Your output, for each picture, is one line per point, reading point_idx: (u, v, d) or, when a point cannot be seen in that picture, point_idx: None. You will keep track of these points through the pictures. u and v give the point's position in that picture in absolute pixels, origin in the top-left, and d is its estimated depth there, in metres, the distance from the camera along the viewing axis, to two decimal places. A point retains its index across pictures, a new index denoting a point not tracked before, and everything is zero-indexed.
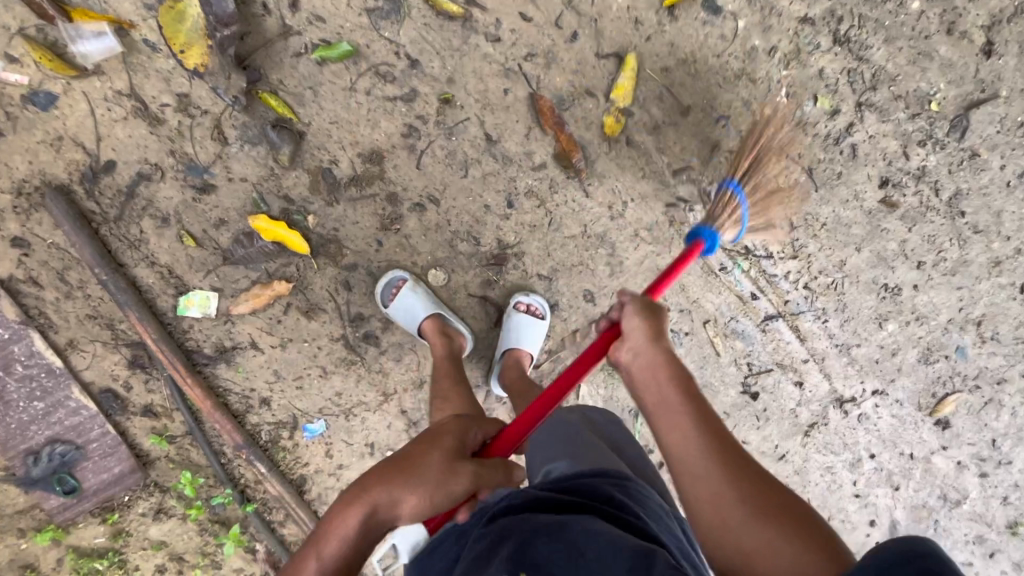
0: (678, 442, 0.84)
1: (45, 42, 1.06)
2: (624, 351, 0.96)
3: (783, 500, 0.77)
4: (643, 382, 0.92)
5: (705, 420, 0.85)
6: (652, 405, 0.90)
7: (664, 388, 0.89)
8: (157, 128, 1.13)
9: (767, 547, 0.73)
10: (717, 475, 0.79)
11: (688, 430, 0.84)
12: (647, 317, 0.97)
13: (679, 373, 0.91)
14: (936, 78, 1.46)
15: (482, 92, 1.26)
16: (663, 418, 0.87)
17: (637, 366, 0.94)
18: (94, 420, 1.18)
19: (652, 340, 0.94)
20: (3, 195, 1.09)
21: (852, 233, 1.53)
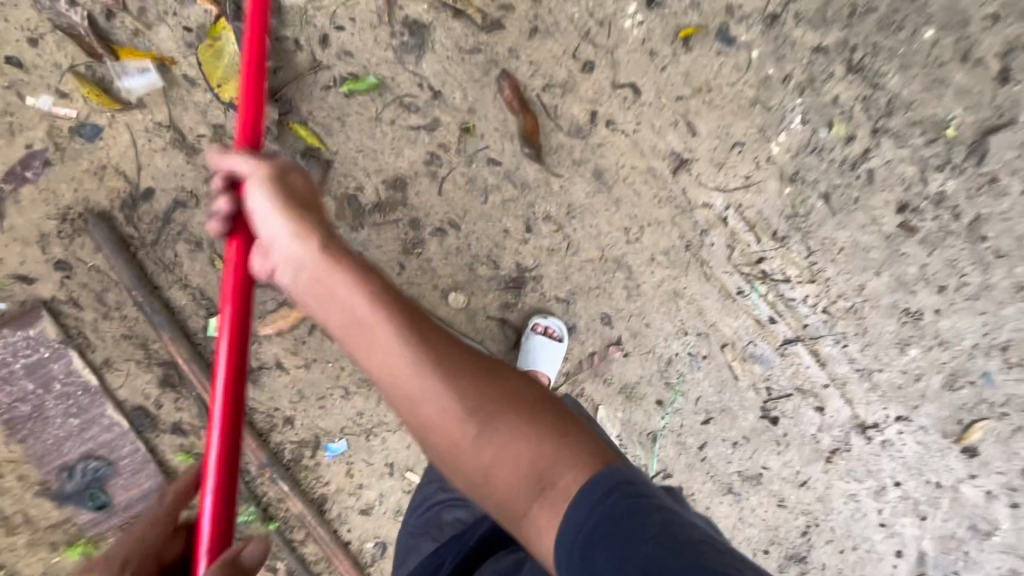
0: (392, 371, 0.78)
1: (94, 78, 1.13)
2: (279, 258, 0.91)
3: (518, 400, 0.76)
4: (315, 293, 0.88)
5: (411, 344, 0.79)
6: (352, 334, 0.83)
7: (338, 290, 0.86)
8: (193, 157, 1.19)
9: (514, 456, 0.72)
10: (465, 401, 0.75)
11: (389, 347, 0.79)
12: (272, 184, 0.92)
13: (346, 265, 0.88)
14: (952, 104, 1.48)
15: (502, 121, 1.31)
16: (365, 342, 0.82)
17: (304, 278, 0.89)
18: (125, 437, 1.22)
19: (274, 202, 0.90)
20: (49, 221, 1.14)
21: (870, 257, 1.53)
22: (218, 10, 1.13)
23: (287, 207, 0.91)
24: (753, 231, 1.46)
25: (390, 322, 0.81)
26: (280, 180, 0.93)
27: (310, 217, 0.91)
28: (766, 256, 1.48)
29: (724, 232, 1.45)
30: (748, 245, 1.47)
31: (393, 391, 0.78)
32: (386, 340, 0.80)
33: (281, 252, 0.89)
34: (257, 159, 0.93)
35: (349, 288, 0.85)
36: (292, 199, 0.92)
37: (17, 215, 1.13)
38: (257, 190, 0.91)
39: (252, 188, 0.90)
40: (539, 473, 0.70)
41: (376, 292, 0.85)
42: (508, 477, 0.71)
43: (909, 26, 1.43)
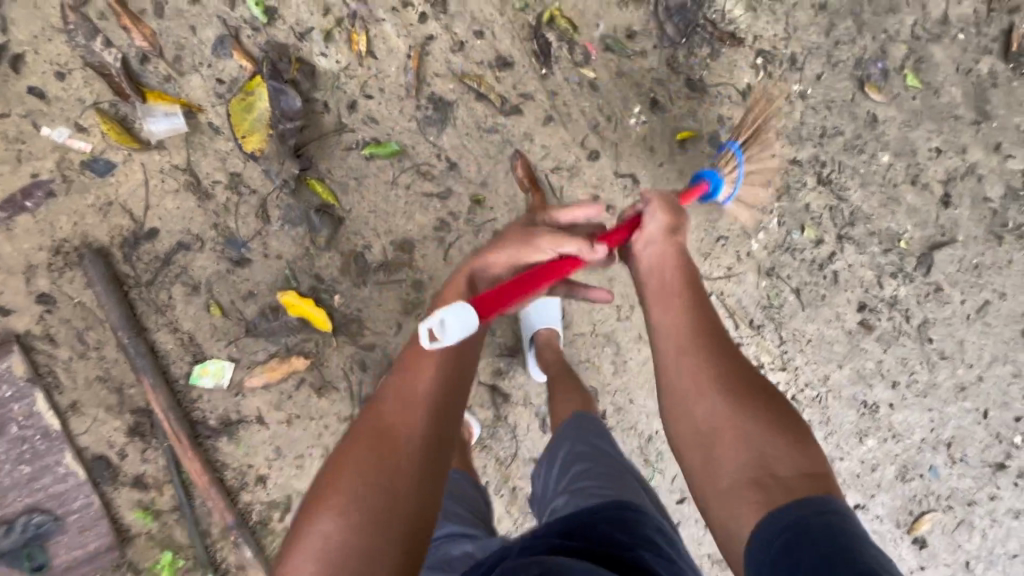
0: (676, 342, 0.94)
1: (116, 116, 1.13)
2: (647, 244, 1.09)
3: (773, 404, 0.85)
4: (654, 267, 1.06)
5: (694, 323, 0.96)
6: (655, 288, 1.04)
7: (669, 272, 1.04)
8: (205, 202, 1.19)
9: (736, 429, 0.82)
10: (709, 376, 0.88)
11: (680, 316, 0.98)
12: (668, 215, 1.09)
13: (690, 274, 1.04)
14: (903, 220, 1.67)
15: (511, 197, 1.38)
16: (661, 308, 1.01)
17: (653, 254, 1.07)
18: (80, 489, 1.13)
19: (660, 227, 1.08)
20: (40, 252, 1.10)
21: (834, 350, 1.66)
22: (254, 69, 1.19)
23: (668, 236, 1.07)
24: (731, 318, 1.57)
25: (698, 314, 0.97)
26: (668, 218, 1.10)
27: (681, 239, 1.08)
28: (743, 342, 1.59)
29: None
30: (726, 330, 1.57)
31: (663, 352, 0.95)
32: (675, 317, 0.97)
33: (650, 234, 1.08)
34: (657, 213, 1.09)
35: (674, 274, 1.04)
36: (675, 223, 1.09)
37: (8, 243, 1.09)
38: (652, 213, 1.09)
39: (648, 216, 1.09)
40: (759, 459, 0.79)
41: (696, 286, 1.02)
42: (729, 447, 0.82)
43: (869, 150, 1.63)
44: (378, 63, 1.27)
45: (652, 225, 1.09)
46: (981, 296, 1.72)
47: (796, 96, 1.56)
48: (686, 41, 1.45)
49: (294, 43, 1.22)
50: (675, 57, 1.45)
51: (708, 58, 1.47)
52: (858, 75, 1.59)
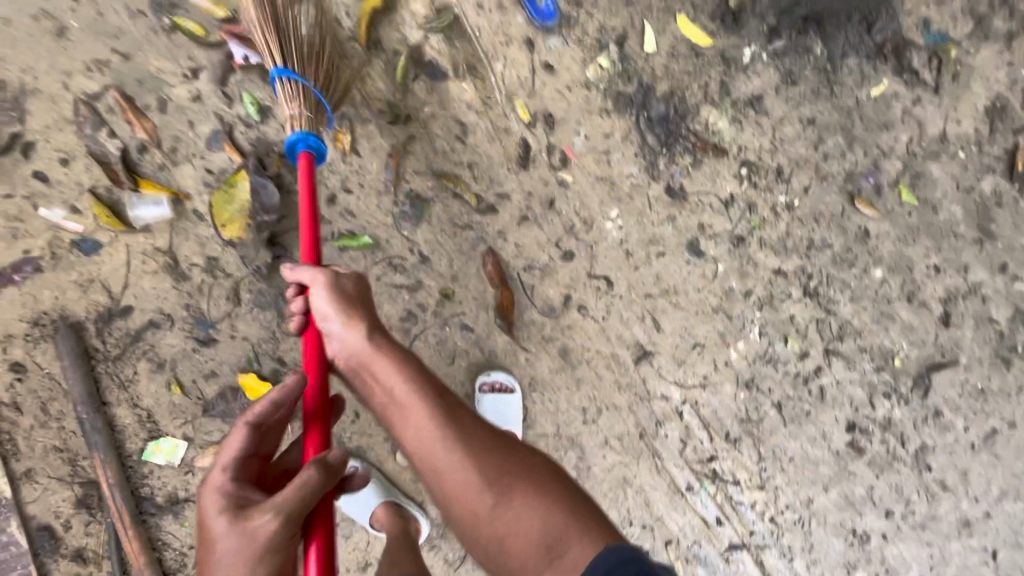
0: (421, 442, 0.93)
1: (109, 200, 1.22)
2: (336, 344, 1.04)
3: (530, 475, 0.90)
4: (357, 372, 1.03)
5: (438, 422, 0.94)
6: (377, 404, 1.00)
7: (385, 379, 0.99)
8: (181, 283, 1.24)
9: (526, 523, 0.85)
10: (489, 478, 0.89)
11: (400, 396, 0.98)
12: (334, 295, 1.05)
13: (390, 357, 1.01)
14: (898, 337, 1.59)
15: (480, 293, 1.39)
16: (397, 414, 0.97)
17: (348, 353, 1.03)
18: (19, 559, 1.15)
19: (345, 318, 1.03)
20: (20, 322, 1.17)
21: (819, 471, 1.55)
22: (242, 163, 1.27)
23: (338, 309, 1.04)
24: (706, 429, 1.50)
25: (422, 401, 0.96)
26: (335, 286, 1.06)
27: (365, 313, 1.05)
28: (718, 456, 1.51)
29: (679, 426, 1.49)
30: (700, 442, 1.50)
31: (420, 460, 0.94)
32: (423, 418, 0.94)
33: (336, 341, 1.03)
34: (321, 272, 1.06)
35: (394, 379, 0.99)
36: (360, 313, 1.05)
37: None
38: (319, 293, 1.05)
39: (314, 291, 1.05)
40: (549, 544, 0.83)
41: (410, 370, 1.00)
42: (522, 547, 0.85)
43: (860, 263, 1.58)
44: (360, 160, 1.33)
45: (322, 312, 1.04)
46: (987, 424, 1.60)
47: (782, 206, 1.54)
48: (667, 150, 1.47)
49: (282, 140, 1.30)
50: (654, 164, 1.47)
51: (689, 166, 1.49)
52: (848, 188, 1.57)
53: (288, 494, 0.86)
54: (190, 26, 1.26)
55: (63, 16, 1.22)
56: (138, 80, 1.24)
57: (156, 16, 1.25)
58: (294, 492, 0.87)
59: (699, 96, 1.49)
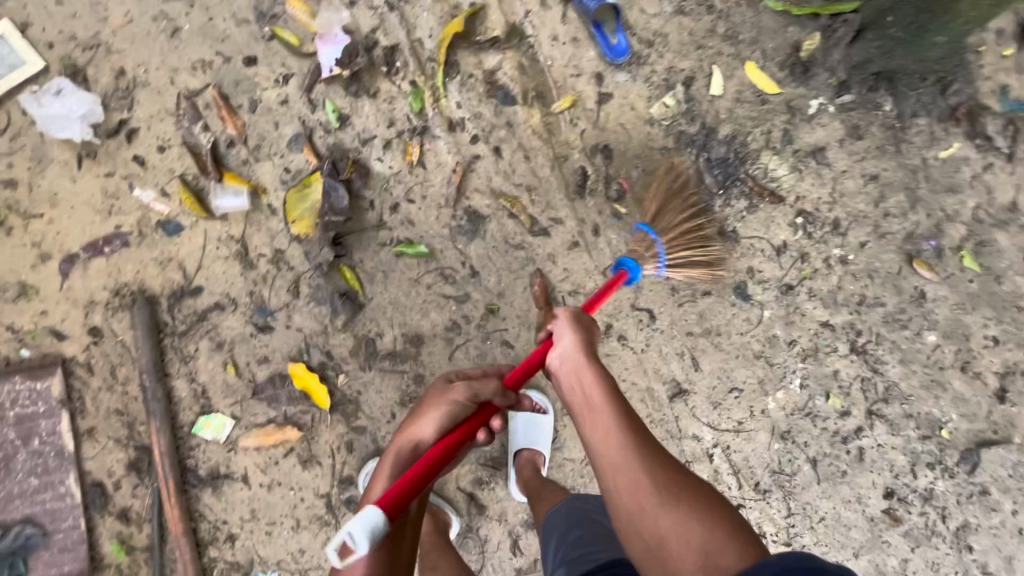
0: (606, 443, 0.89)
1: (195, 187, 1.32)
2: (558, 357, 1.05)
3: (700, 493, 0.82)
4: (571, 381, 1.00)
5: (624, 421, 0.91)
6: (579, 405, 0.97)
7: (587, 383, 0.97)
8: (248, 271, 1.32)
9: (689, 534, 0.77)
10: (658, 484, 0.83)
11: (603, 403, 0.94)
12: (578, 328, 1.06)
13: (601, 371, 0.99)
14: (948, 407, 1.53)
15: (524, 311, 1.43)
16: (587, 413, 0.95)
17: (567, 367, 1.02)
18: (72, 510, 1.22)
19: (571, 336, 1.05)
20: (103, 291, 1.27)
21: (851, 535, 1.50)
22: (318, 166, 1.36)
23: (583, 341, 1.04)
24: (735, 475, 1.48)
25: (615, 405, 0.93)
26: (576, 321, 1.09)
27: (588, 336, 1.06)
28: (744, 504, 1.48)
29: (708, 468, 1.48)
30: (727, 487, 1.48)
31: (594, 446, 0.91)
32: (603, 407, 0.93)
33: (559, 355, 1.03)
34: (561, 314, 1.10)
35: (597, 386, 0.96)
36: (587, 335, 1.06)
37: (80, 279, 1.26)
38: (564, 324, 1.08)
39: (558, 330, 1.07)
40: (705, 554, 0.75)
41: (608, 381, 0.97)
42: (678, 554, 0.77)
43: (913, 326, 1.54)
44: (425, 172, 1.40)
45: (565, 344, 1.04)
46: None
47: (836, 259, 1.52)
48: (723, 192, 1.48)
49: (356, 147, 1.38)
50: (709, 205, 1.48)
51: (744, 210, 1.50)
52: (907, 248, 1.54)
53: (474, 384, 1.03)
54: (287, 37, 1.36)
55: (177, 18, 1.34)
56: (234, 80, 1.35)
57: (258, 25, 1.36)
58: (478, 385, 1.03)
59: (760, 141, 1.50)
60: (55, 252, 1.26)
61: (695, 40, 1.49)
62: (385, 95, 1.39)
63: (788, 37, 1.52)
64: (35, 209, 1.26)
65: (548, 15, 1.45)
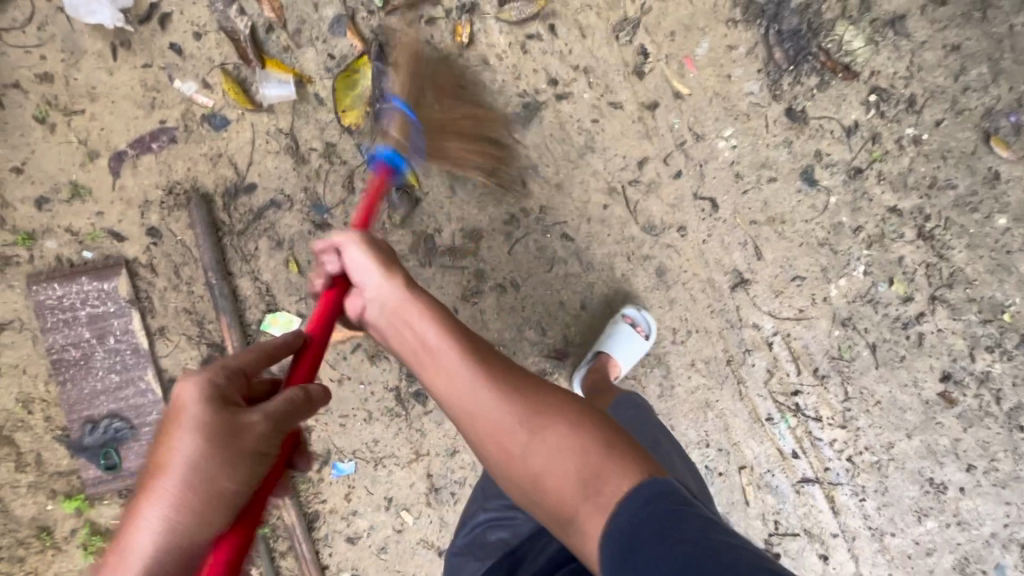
0: (458, 393, 0.86)
1: (237, 77, 1.24)
2: (364, 301, 0.99)
3: (561, 408, 0.82)
4: (393, 325, 0.97)
5: (482, 372, 0.86)
6: (419, 353, 0.92)
7: (418, 327, 0.93)
8: (300, 166, 1.28)
9: (559, 465, 0.76)
10: (518, 414, 0.81)
11: (439, 342, 0.90)
12: (370, 248, 1.00)
13: (427, 308, 0.96)
14: (1013, 291, 1.49)
15: (583, 204, 1.38)
16: (430, 364, 0.90)
17: (384, 311, 0.97)
18: (155, 405, 1.25)
19: (374, 260, 0.98)
20: (156, 190, 1.23)
21: (905, 417, 1.53)
22: (365, 49, 1.27)
23: (377, 263, 0.98)
24: (794, 362, 1.49)
25: (453, 344, 0.90)
26: (369, 244, 1.01)
27: (397, 267, 1.00)
28: (802, 390, 1.50)
29: (768, 356, 1.48)
30: (786, 374, 1.49)
31: (452, 403, 0.87)
32: (455, 364, 0.88)
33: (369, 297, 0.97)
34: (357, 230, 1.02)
35: (427, 328, 0.92)
36: (382, 253, 1.01)
37: (132, 178, 1.22)
38: (355, 250, 0.99)
39: (346, 250, 1.00)
40: (586, 479, 0.73)
41: (443, 318, 0.94)
42: (557, 488, 0.76)
43: (984, 209, 1.47)
44: (478, 54, 1.32)
45: (358, 268, 0.99)
46: None
47: (908, 139, 1.44)
48: (794, 68, 1.38)
49: (402, 29, 1.29)
50: (778, 83, 1.39)
51: (815, 88, 1.40)
52: (985, 125, 1.45)
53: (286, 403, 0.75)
54: None
55: None
56: None
57: None
58: (283, 410, 0.76)
59: (835, 11, 1.38)
60: (102, 149, 1.21)
61: None
62: None
63: None
64: (75, 104, 1.20)
65: None
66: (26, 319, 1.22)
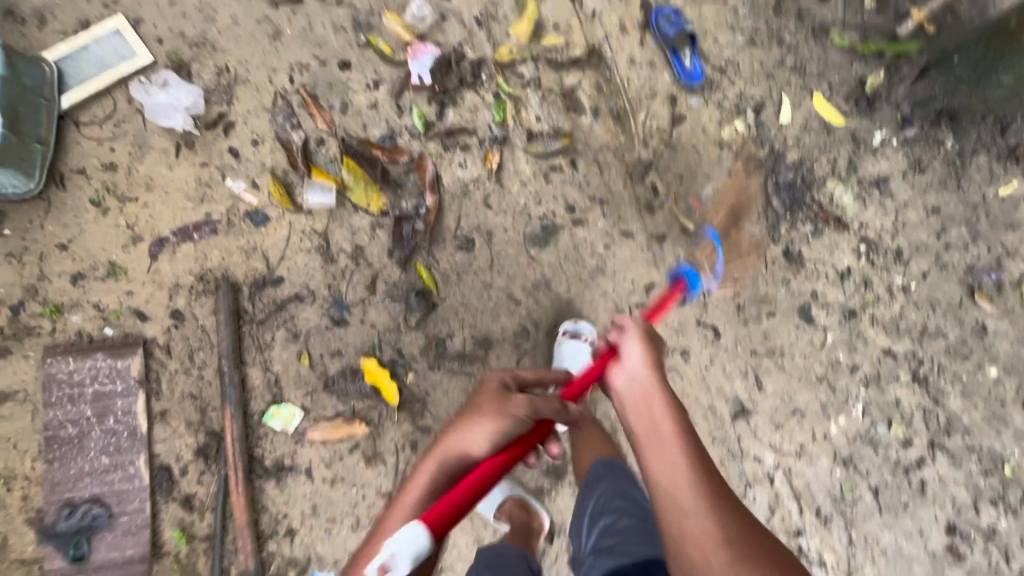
0: (669, 481, 0.77)
1: (283, 181, 1.36)
2: (622, 373, 0.96)
3: (769, 547, 0.70)
4: (635, 401, 0.92)
5: (697, 463, 0.79)
6: (641, 432, 0.86)
7: (656, 409, 0.88)
8: (328, 265, 1.35)
9: None
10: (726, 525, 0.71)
11: (667, 429, 0.84)
12: (647, 344, 0.98)
13: (675, 401, 0.90)
14: (1010, 442, 1.51)
15: (591, 321, 1.44)
16: (652, 441, 0.83)
17: (634, 389, 0.93)
18: (139, 493, 1.21)
19: (648, 364, 0.96)
20: (188, 275, 1.29)
21: (912, 570, 1.47)
22: (410, 158, 1.41)
23: (649, 360, 0.96)
24: (797, 500, 1.46)
25: (669, 427, 0.84)
26: (647, 339, 1.00)
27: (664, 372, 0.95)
28: (805, 531, 1.45)
29: (769, 491, 1.45)
30: (789, 512, 1.45)
31: (653, 484, 0.79)
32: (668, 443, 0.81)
33: (628, 369, 0.95)
34: (636, 317, 1.03)
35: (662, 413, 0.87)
36: (659, 359, 0.98)
37: (168, 262, 1.29)
38: (633, 344, 0.98)
39: (625, 346, 0.98)
40: None
41: (675, 410, 0.88)
42: None
43: (975, 358, 1.53)
44: (504, 180, 1.44)
45: (631, 359, 0.96)
46: None
47: (898, 287, 1.54)
48: (790, 215, 1.51)
49: (438, 152, 1.42)
50: (776, 227, 1.51)
51: (810, 234, 1.52)
52: (968, 281, 1.56)
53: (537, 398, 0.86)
54: (381, 43, 1.44)
55: (280, 22, 1.41)
56: (328, 83, 1.41)
57: (355, 32, 1.44)
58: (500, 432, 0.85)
59: (827, 169, 1.54)
60: (146, 234, 1.29)
61: (765, 70, 1.55)
62: (469, 105, 1.45)
63: (854, 72, 1.58)
64: (132, 193, 1.30)
65: (627, 39, 1.52)
66: (32, 391, 1.21)
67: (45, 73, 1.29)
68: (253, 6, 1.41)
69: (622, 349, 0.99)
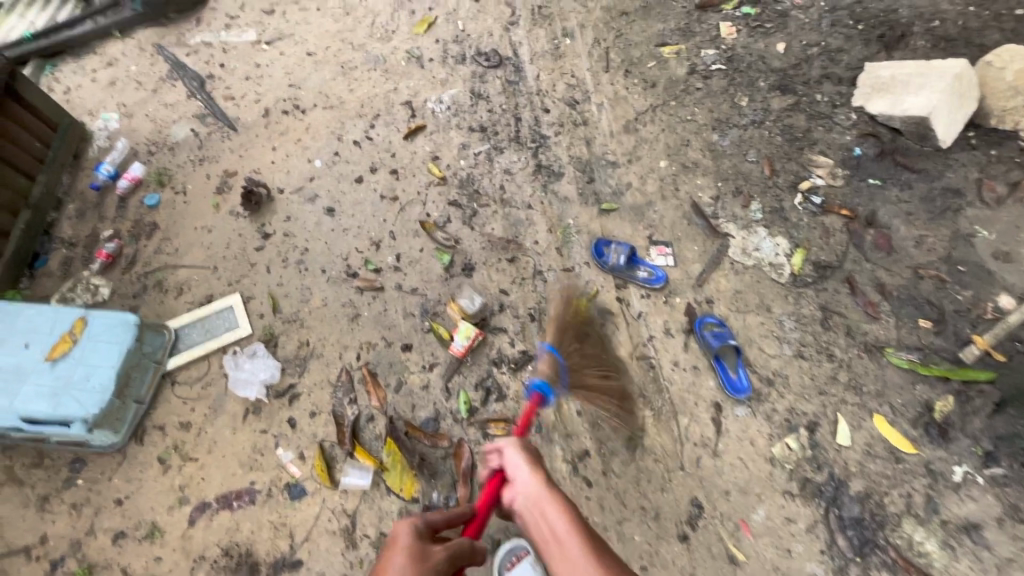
0: None
1: (328, 454, 1.43)
2: (517, 491, 1.16)
3: None
4: (534, 516, 1.11)
5: (594, 557, 0.99)
6: (546, 540, 1.06)
7: (550, 516, 1.08)
8: (349, 551, 1.33)
9: None
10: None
11: (565, 531, 1.04)
12: (530, 460, 1.18)
13: (560, 502, 1.10)
14: None
15: None
16: (555, 545, 1.03)
17: (529, 504, 1.12)
18: None
19: (531, 472, 1.15)
20: (216, 547, 1.32)
21: None
22: (450, 443, 1.46)
23: (530, 466, 1.16)
24: None
25: (578, 541, 1.01)
26: (524, 449, 1.21)
27: (538, 465, 1.18)
28: None
29: None
30: None
31: None
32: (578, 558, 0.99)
33: (518, 487, 1.14)
34: (514, 440, 1.22)
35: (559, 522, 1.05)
36: (540, 463, 1.18)
37: (202, 530, 1.34)
38: (512, 451, 1.20)
39: (506, 455, 1.19)
40: None
41: (571, 515, 1.07)
42: None
43: None
44: None
45: (513, 467, 1.17)
46: None
47: None
48: (861, 558, 1.34)
49: (477, 439, 1.48)
50: (845, 571, 1.33)
51: None
52: None
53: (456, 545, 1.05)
54: (441, 329, 1.61)
55: (361, 306, 1.65)
56: (389, 362, 1.57)
57: (421, 318, 1.64)
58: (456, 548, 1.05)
59: (901, 505, 1.39)
60: (192, 497, 1.37)
61: (816, 384, 1.52)
62: (514, 395, 1.53)
63: (918, 394, 1.51)
64: (194, 453, 1.42)
65: (670, 342, 1.60)
66: None
67: (163, 338, 1.54)
68: (343, 291, 1.68)
69: (507, 470, 1.19)
